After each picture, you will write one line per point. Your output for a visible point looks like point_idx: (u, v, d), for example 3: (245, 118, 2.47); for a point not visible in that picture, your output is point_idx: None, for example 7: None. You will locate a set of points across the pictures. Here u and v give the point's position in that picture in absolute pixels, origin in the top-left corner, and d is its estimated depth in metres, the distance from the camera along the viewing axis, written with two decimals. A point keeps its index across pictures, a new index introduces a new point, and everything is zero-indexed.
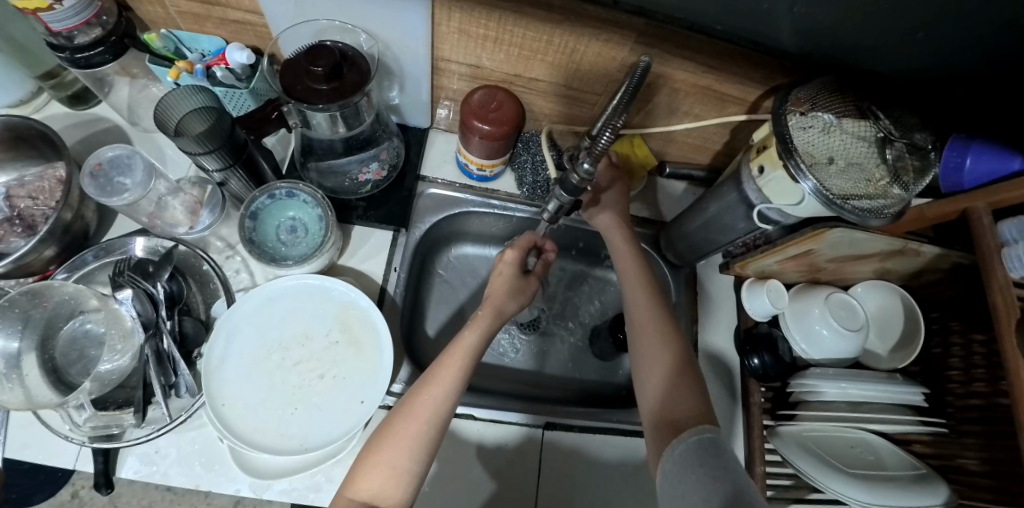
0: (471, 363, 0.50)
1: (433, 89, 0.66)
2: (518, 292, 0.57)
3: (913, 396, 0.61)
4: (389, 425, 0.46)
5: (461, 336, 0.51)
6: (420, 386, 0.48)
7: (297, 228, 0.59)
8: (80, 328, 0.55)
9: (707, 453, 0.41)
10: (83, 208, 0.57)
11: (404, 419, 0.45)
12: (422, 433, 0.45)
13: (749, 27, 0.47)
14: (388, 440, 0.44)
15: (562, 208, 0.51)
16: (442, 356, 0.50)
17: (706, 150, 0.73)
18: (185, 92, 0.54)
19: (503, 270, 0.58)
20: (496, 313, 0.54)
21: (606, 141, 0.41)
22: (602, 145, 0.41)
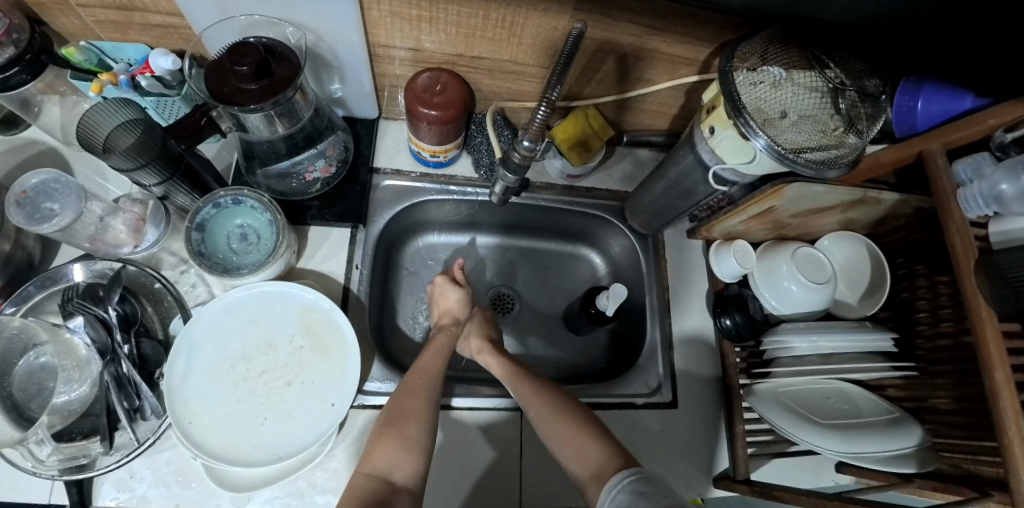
0: (447, 353, 0.59)
1: (376, 77, 0.64)
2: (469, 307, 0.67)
3: (884, 342, 0.62)
4: (396, 407, 0.50)
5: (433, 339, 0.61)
6: (413, 374, 0.54)
7: (248, 235, 0.57)
8: (34, 363, 0.53)
9: (642, 489, 0.38)
10: (23, 238, 0.55)
11: (406, 397, 0.50)
12: (425, 406, 0.50)
13: None
14: (398, 415, 0.48)
15: (509, 188, 0.59)
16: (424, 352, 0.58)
17: (664, 115, 0.71)
18: (109, 106, 0.51)
19: (448, 291, 0.67)
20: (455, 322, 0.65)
21: (544, 114, 0.47)
22: (538, 120, 0.47)
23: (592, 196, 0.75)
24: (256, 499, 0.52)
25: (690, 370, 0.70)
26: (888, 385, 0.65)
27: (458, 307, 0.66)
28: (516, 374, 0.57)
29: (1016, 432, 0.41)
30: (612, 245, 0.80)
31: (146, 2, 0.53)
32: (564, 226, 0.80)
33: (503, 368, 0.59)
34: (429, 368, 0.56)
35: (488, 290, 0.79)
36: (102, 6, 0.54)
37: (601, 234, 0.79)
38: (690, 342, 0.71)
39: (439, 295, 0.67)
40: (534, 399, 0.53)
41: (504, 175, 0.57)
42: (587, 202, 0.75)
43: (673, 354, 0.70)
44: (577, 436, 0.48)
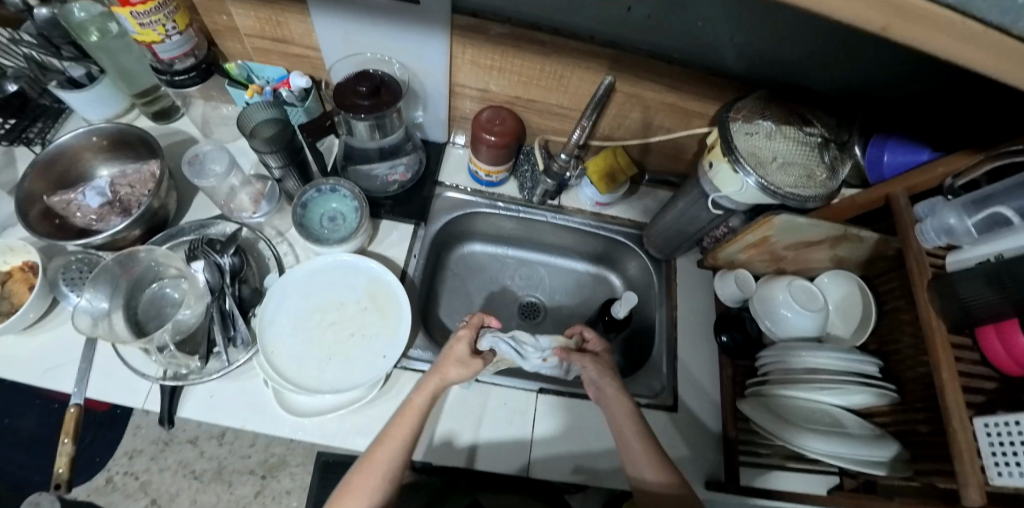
0: (421, 420, 0.57)
1: (450, 108, 0.81)
2: (469, 369, 0.61)
3: (865, 366, 0.68)
4: (352, 479, 0.53)
5: (411, 397, 0.59)
6: (381, 441, 0.56)
7: (336, 217, 0.72)
8: (158, 292, 0.69)
9: None
10: (167, 200, 0.71)
11: (363, 474, 0.53)
12: (380, 484, 0.53)
13: (695, 38, 0.63)
14: (352, 491, 0.52)
15: (546, 191, 0.81)
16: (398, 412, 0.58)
17: (680, 159, 0.85)
18: (257, 107, 0.69)
19: (458, 346, 0.63)
20: (442, 379, 0.60)
21: (578, 136, 0.69)
22: (574, 140, 0.69)
23: (616, 222, 0.87)
24: (309, 429, 0.62)
25: (691, 381, 0.78)
26: (874, 412, 0.70)
27: (462, 359, 0.62)
28: (608, 390, 0.64)
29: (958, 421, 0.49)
30: (630, 268, 0.91)
31: (296, 37, 0.71)
32: (589, 249, 0.92)
33: (601, 371, 0.65)
34: (398, 433, 0.56)
35: (518, 297, 0.91)
36: (261, 37, 0.73)
37: (620, 257, 0.91)
38: (693, 356, 0.80)
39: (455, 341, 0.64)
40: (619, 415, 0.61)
41: (545, 181, 0.77)
42: (611, 225, 0.87)
43: (677, 365, 0.79)
44: (648, 455, 0.58)
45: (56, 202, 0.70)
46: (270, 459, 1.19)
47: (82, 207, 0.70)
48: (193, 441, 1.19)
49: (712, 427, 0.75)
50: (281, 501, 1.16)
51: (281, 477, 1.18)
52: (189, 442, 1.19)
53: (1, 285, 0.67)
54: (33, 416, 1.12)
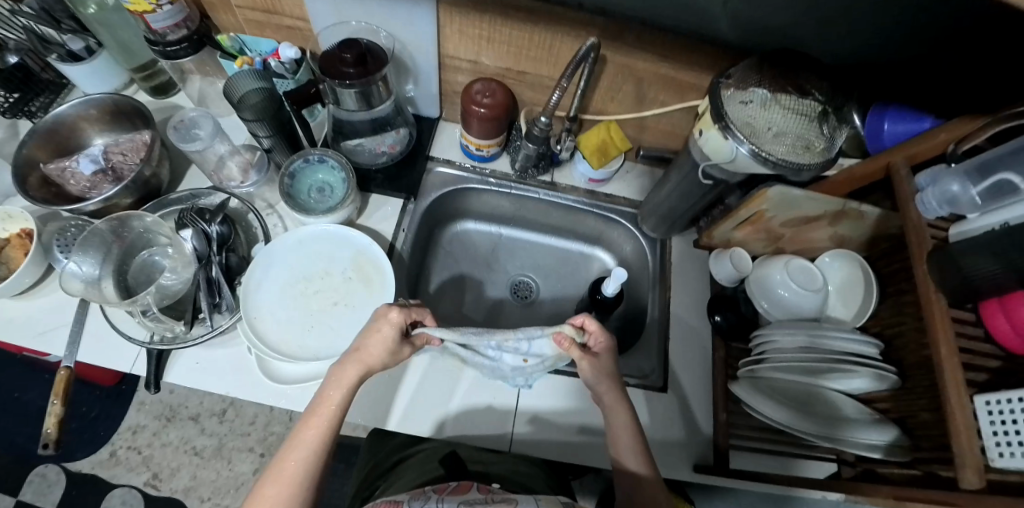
0: (336, 418, 0.52)
1: (442, 82, 0.80)
2: (394, 355, 0.55)
3: (869, 349, 0.64)
4: (260, 491, 0.48)
5: (326, 392, 0.53)
6: (289, 448, 0.50)
7: (324, 189, 0.72)
8: (149, 258, 0.70)
9: None
10: (160, 168, 0.72)
11: (273, 485, 0.48)
12: (295, 494, 0.48)
13: (693, 21, 0.57)
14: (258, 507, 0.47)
15: (529, 157, 0.79)
16: (309, 410, 0.53)
17: (677, 136, 0.82)
18: (246, 76, 0.67)
19: (385, 333, 0.54)
20: (363, 370, 0.54)
21: (557, 98, 0.67)
22: (553, 101, 0.67)
23: (611, 200, 0.85)
24: (292, 397, 0.62)
25: (684, 362, 0.75)
26: (876, 398, 0.67)
27: (380, 360, 0.54)
28: (603, 388, 0.60)
29: (957, 398, 0.46)
30: (625, 249, 0.89)
31: (285, 8, 0.72)
32: (585, 229, 0.90)
33: (604, 376, 0.59)
34: (308, 438, 0.51)
35: (511, 276, 0.90)
36: (253, 9, 0.74)
37: (615, 237, 0.89)
38: (686, 336, 0.77)
39: (373, 332, 0.54)
40: (615, 409, 0.59)
41: (526, 143, 0.76)
42: (605, 204, 0.85)
43: (669, 345, 0.76)
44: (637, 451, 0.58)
45: (52, 169, 0.71)
46: (269, 437, 1.21)
47: (76, 174, 0.71)
48: (195, 418, 1.21)
49: (705, 409, 0.72)
50: None
51: (279, 456, 1.20)
52: (191, 419, 1.21)
53: (0, 250, 0.69)
54: (41, 390, 1.15)
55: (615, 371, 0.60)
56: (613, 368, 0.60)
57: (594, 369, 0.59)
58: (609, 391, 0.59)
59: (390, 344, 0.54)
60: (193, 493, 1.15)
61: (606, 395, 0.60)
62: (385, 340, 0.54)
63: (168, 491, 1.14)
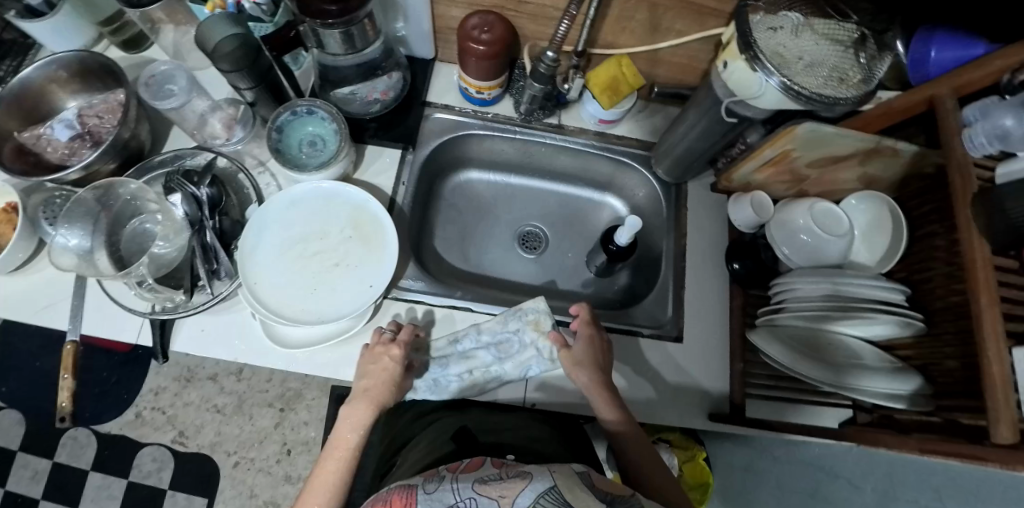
0: (353, 461, 0.51)
1: (434, 17, 0.71)
2: (399, 387, 0.57)
3: (893, 295, 0.62)
4: None
5: (338, 436, 0.52)
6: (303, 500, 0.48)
7: (316, 142, 0.67)
8: (140, 227, 0.67)
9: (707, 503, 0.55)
10: (139, 130, 0.67)
11: None
12: None
13: None
14: None
15: (535, 98, 0.72)
16: (322, 456, 0.51)
17: (695, 69, 0.74)
18: (218, 20, 0.60)
19: (387, 363, 0.57)
20: (376, 405, 0.54)
21: (564, 28, 0.60)
22: (559, 32, 0.60)
23: (622, 143, 0.79)
24: (301, 361, 0.62)
25: (698, 312, 0.73)
26: (898, 343, 0.65)
27: (390, 393, 0.56)
28: (602, 399, 0.57)
29: (993, 353, 0.43)
30: (638, 195, 0.84)
31: None
32: (594, 175, 0.85)
33: (596, 389, 0.57)
34: (319, 490, 0.48)
35: (518, 228, 0.86)
36: None
37: (626, 182, 0.84)
38: (701, 286, 0.75)
39: (376, 365, 0.57)
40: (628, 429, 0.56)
41: (531, 83, 0.69)
42: (615, 148, 0.79)
43: (682, 296, 0.74)
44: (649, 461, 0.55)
45: (27, 138, 0.67)
46: (287, 393, 1.24)
47: (52, 141, 0.67)
48: (213, 378, 1.24)
49: (719, 358, 0.71)
50: (299, 431, 1.22)
51: (298, 410, 1.23)
52: (209, 379, 1.24)
53: None
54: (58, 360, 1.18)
55: (601, 364, 0.59)
56: (603, 370, 0.59)
57: (580, 367, 0.58)
58: (611, 405, 0.57)
59: (397, 374, 0.57)
60: (219, 447, 1.20)
61: (605, 408, 0.57)
62: (393, 365, 0.57)
63: (195, 446, 1.20)
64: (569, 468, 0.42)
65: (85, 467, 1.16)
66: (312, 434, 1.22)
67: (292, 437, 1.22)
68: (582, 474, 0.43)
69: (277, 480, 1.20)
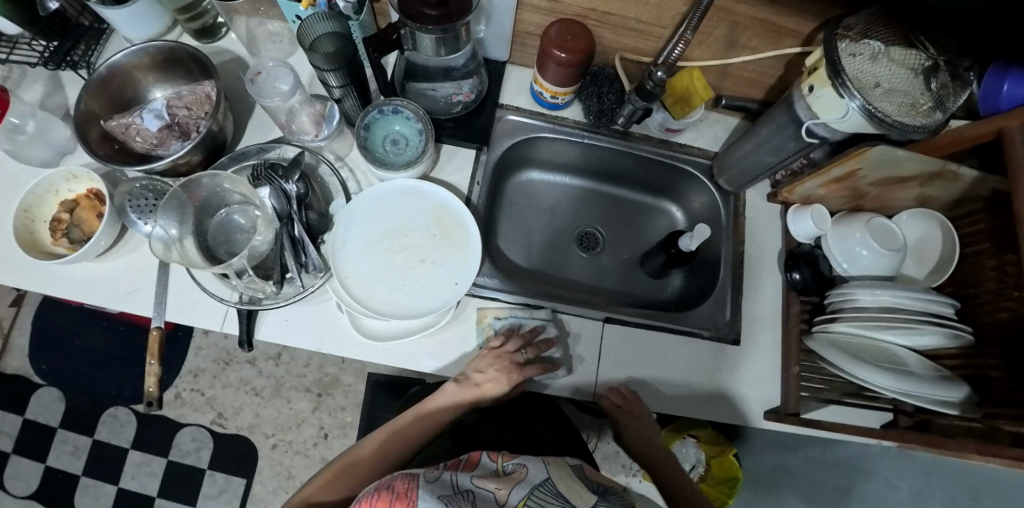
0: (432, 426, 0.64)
1: (515, 23, 0.73)
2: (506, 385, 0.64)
3: (944, 308, 0.66)
4: (338, 471, 0.57)
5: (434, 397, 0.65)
6: (377, 434, 0.62)
7: (399, 140, 0.69)
8: (226, 218, 0.68)
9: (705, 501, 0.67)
10: (225, 123, 0.69)
11: (351, 469, 0.57)
12: (375, 472, 0.58)
13: None
14: (335, 481, 0.56)
15: (636, 112, 0.73)
16: (417, 407, 0.65)
17: (761, 84, 0.77)
18: (316, 19, 0.64)
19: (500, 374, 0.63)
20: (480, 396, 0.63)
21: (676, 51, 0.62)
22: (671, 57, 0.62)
23: (684, 151, 0.82)
24: (383, 352, 0.65)
25: (754, 316, 0.77)
26: (945, 353, 0.69)
27: (496, 389, 0.63)
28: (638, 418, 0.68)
29: None
30: (694, 201, 0.87)
31: None
32: (653, 180, 0.88)
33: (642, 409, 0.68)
34: (404, 427, 0.63)
35: (577, 227, 0.89)
36: None
37: (684, 189, 0.87)
38: (757, 291, 0.78)
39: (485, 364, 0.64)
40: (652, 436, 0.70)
41: (635, 100, 0.71)
42: (678, 156, 0.82)
43: (739, 300, 0.77)
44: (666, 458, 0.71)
45: (114, 126, 0.67)
46: (325, 378, 1.26)
47: (141, 131, 0.68)
48: (251, 361, 1.26)
49: (773, 360, 0.75)
50: (336, 416, 1.25)
51: (335, 395, 1.26)
52: (248, 362, 1.26)
53: (72, 212, 0.68)
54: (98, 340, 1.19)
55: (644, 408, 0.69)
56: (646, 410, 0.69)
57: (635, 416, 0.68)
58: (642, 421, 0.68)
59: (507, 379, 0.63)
60: (257, 429, 1.22)
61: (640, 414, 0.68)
62: (504, 376, 0.63)
63: (234, 428, 1.22)
64: (564, 462, 0.54)
65: (125, 445, 1.18)
66: (349, 419, 1.25)
67: (329, 421, 1.24)
68: (576, 466, 0.56)
69: (314, 462, 1.22)
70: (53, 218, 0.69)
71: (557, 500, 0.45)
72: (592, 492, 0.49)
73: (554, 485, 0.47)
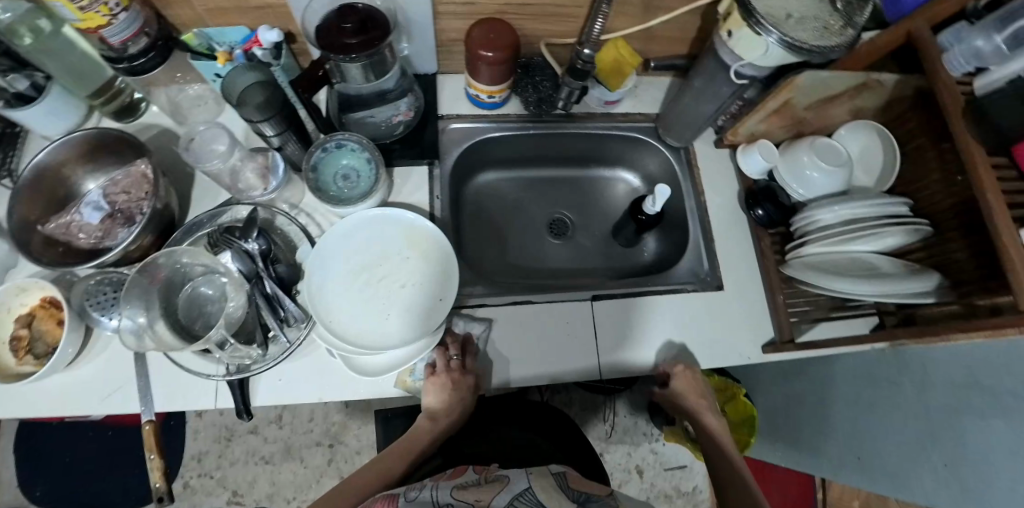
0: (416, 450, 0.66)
1: (437, 33, 0.73)
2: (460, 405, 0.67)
3: (899, 207, 0.70)
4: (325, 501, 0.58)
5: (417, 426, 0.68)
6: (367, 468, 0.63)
7: (350, 175, 0.68)
8: (195, 292, 0.66)
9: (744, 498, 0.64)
10: (169, 197, 0.67)
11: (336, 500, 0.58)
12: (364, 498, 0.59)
13: None
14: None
15: (573, 94, 0.75)
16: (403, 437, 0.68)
17: (685, 39, 0.80)
18: (240, 69, 0.64)
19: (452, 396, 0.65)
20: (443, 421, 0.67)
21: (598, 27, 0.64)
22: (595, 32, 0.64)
23: (628, 119, 0.84)
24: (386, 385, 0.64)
25: (732, 259, 0.79)
26: (910, 249, 0.73)
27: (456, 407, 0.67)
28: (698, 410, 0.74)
29: (1008, 232, 0.51)
30: (649, 164, 0.89)
31: None
32: (605, 154, 0.90)
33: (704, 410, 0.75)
34: (393, 456, 0.65)
35: (544, 217, 0.90)
36: None
37: (637, 155, 0.89)
38: (729, 234, 0.81)
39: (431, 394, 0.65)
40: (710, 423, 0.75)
41: (569, 81, 0.72)
42: (623, 125, 0.84)
43: (715, 246, 0.79)
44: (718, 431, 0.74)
45: (54, 228, 0.64)
46: (333, 427, 1.24)
47: (84, 227, 0.65)
48: (254, 430, 1.22)
49: (759, 295, 0.77)
50: (353, 461, 1.23)
51: (347, 441, 1.24)
52: (251, 432, 1.22)
53: (30, 326, 0.65)
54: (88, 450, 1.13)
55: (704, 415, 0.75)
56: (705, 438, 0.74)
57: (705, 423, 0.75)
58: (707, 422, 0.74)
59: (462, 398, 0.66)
60: (277, 496, 1.19)
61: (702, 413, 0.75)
62: (458, 396, 0.65)
63: (253, 501, 1.18)
64: (545, 472, 0.57)
65: None
66: (367, 461, 1.23)
67: (348, 468, 1.22)
68: (558, 475, 0.58)
69: None
70: (12, 337, 0.65)
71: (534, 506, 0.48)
72: (570, 501, 0.52)
73: (535, 494, 0.50)
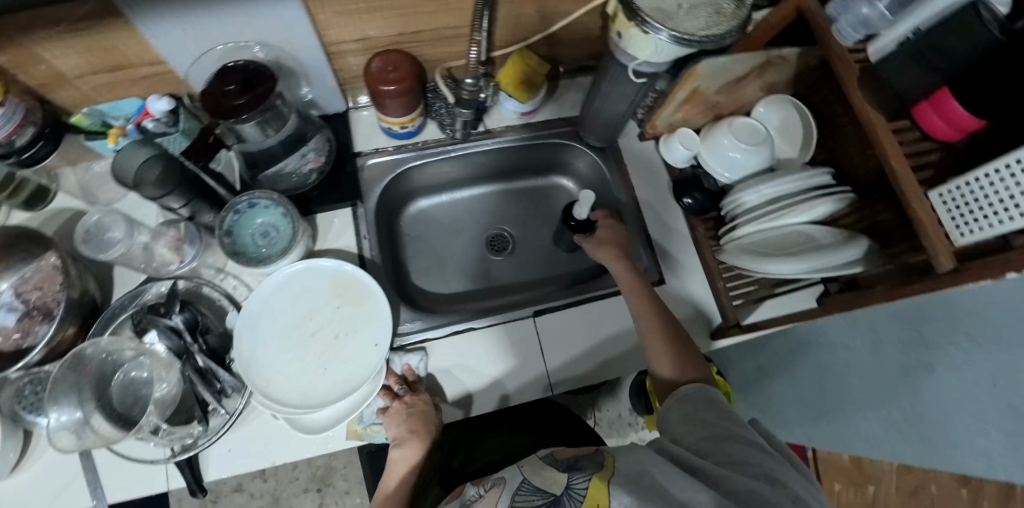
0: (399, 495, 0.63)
1: (336, 72, 0.72)
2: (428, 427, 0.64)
3: (822, 178, 0.69)
4: None
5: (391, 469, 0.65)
6: None
7: (269, 231, 0.67)
8: (129, 377, 0.64)
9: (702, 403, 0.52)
10: (87, 283, 0.65)
11: None
12: None
13: None
14: None
15: (467, 122, 0.76)
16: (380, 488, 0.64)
17: (592, 39, 0.79)
18: (130, 149, 0.61)
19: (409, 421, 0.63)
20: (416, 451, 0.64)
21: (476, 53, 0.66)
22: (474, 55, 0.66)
23: (549, 126, 0.84)
24: (336, 438, 0.64)
25: (669, 249, 0.80)
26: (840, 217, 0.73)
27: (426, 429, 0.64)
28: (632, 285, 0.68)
29: (916, 201, 0.48)
30: (579, 165, 0.89)
31: (133, 58, 0.59)
32: (535, 162, 0.89)
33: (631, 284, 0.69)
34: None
35: (484, 234, 0.90)
36: (94, 72, 0.61)
37: (565, 160, 0.89)
38: (664, 226, 0.81)
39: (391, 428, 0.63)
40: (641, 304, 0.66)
41: (459, 111, 0.74)
42: (545, 133, 0.84)
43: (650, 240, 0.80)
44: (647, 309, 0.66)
45: None
46: (318, 471, 1.23)
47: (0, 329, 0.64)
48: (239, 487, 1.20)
49: (701, 282, 0.78)
50: (344, 501, 1.22)
51: (335, 482, 1.23)
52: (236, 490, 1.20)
53: None
54: None
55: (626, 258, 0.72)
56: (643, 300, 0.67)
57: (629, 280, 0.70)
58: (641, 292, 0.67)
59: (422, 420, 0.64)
60: None
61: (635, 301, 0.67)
62: (420, 422, 0.63)
63: None
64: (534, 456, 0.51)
65: None
66: (358, 499, 1.23)
67: None
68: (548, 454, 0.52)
69: None
70: None
71: (537, 496, 0.44)
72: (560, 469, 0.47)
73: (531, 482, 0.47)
